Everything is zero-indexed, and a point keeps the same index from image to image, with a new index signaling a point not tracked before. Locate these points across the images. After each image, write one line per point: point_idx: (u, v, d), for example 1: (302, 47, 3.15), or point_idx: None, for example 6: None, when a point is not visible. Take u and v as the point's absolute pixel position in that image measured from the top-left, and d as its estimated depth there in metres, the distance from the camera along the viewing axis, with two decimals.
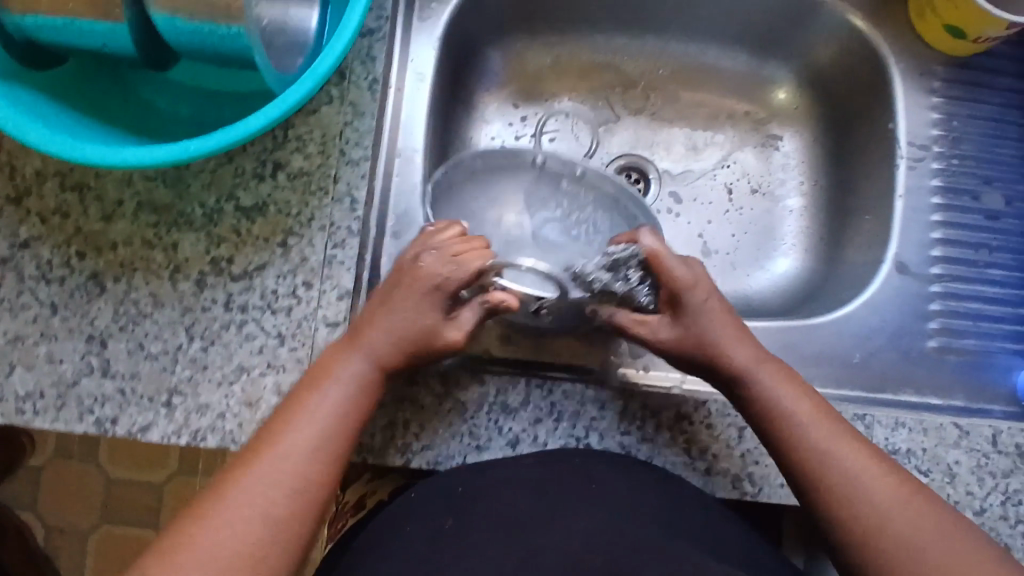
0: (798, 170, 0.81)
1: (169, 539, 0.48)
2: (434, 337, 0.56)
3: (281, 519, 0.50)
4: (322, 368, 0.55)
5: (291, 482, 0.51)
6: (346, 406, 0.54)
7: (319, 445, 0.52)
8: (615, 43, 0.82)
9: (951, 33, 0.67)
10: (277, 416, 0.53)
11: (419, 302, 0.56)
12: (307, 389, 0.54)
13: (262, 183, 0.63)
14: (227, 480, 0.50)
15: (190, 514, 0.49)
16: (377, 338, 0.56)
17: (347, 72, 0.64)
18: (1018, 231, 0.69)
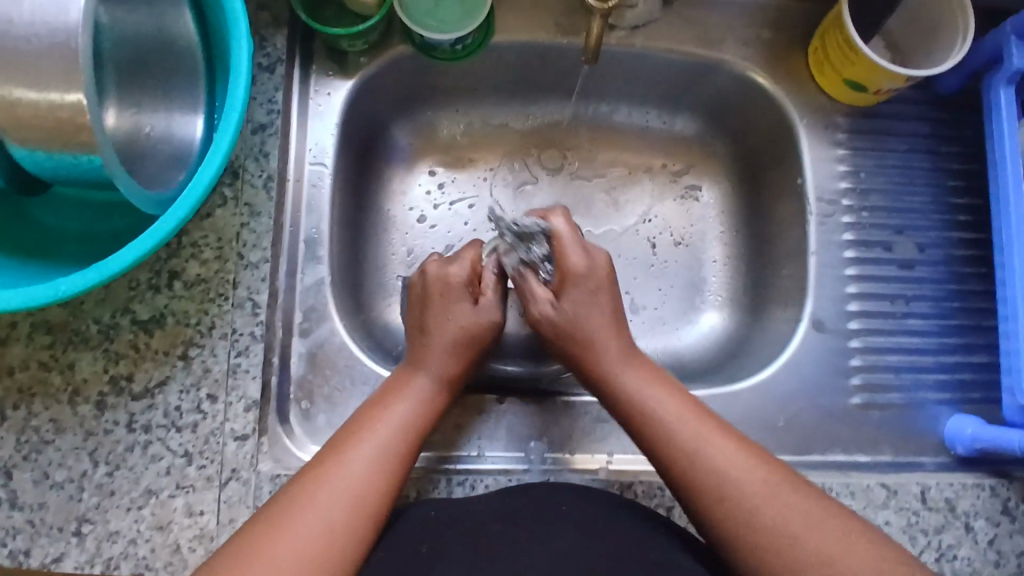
0: (720, 221, 0.81)
1: (246, 539, 0.50)
2: (475, 329, 0.63)
3: (339, 533, 0.51)
4: (392, 392, 0.60)
5: (351, 495, 0.52)
6: (411, 418, 0.58)
7: (380, 460, 0.55)
8: (528, 107, 0.81)
9: (851, 87, 0.67)
10: (337, 440, 0.56)
11: (451, 301, 0.64)
12: (372, 412, 0.58)
13: (158, 294, 0.61)
14: (286, 499, 0.52)
15: (255, 530, 0.50)
16: (438, 354, 0.62)
17: (240, 170, 0.62)
18: (933, 279, 0.69)
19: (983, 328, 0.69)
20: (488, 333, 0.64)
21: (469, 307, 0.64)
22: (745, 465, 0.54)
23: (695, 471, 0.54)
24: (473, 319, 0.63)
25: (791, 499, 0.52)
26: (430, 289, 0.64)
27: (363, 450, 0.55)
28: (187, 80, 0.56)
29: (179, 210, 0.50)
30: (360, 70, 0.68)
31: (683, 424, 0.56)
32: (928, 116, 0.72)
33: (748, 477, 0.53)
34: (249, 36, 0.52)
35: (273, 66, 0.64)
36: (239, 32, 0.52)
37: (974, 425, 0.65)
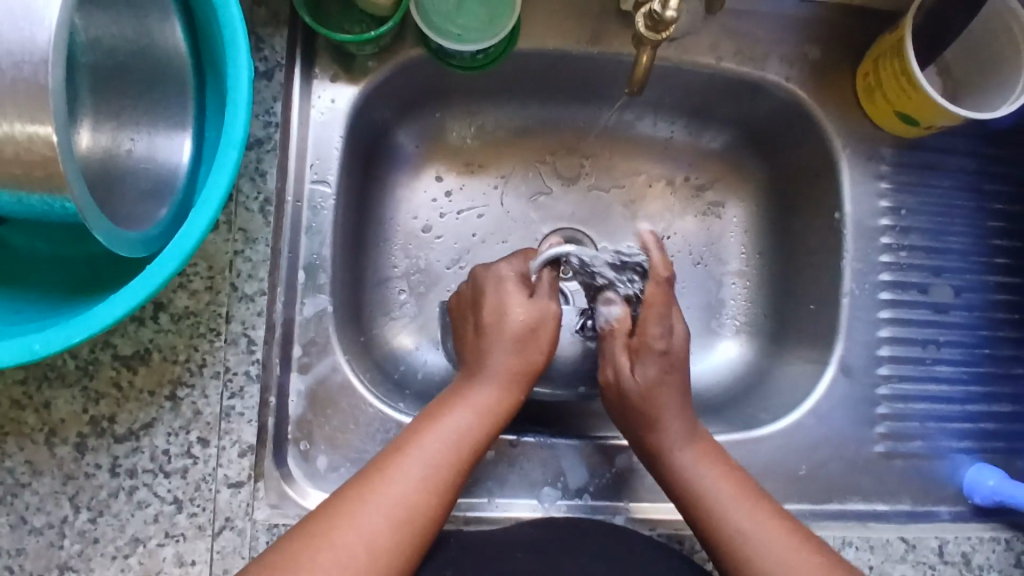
0: (743, 242, 0.76)
1: (281, 553, 0.48)
2: (532, 319, 0.59)
3: (383, 553, 0.49)
4: (452, 399, 0.57)
5: (399, 511, 0.50)
6: (466, 430, 0.55)
7: (433, 475, 0.52)
8: (546, 111, 0.74)
9: (901, 118, 0.63)
10: (389, 449, 0.54)
11: (509, 295, 0.60)
12: (429, 421, 0.55)
13: (142, 327, 0.55)
14: (329, 512, 0.50)
15: (299, 540, 0.48)
16: (499, 356, 0.58)
17: (233, 191, 0.56)
18: (965, 324, 0.67)
19: (1011, 376, 0.67)
20: (546, 326, 0.59)
21: (525, 299, 0.59)
22: (781, 539, 0.52)
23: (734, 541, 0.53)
24: (532, 315, 0.59)
25: (826, 574, 0.51)
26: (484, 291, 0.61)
27: (416, 463, 0.52)
28: (172, 99, 0.53)
29: (160, 271, 0.45)
30: (368, 75, 0.61)
31: (729, 496, 0.55)
32: (974, 150, 0.68)
33: (782, 551, 0.52)
34: (249, 56, 0.46)
35: (271, 73, 0.57)
36: (235, 56, 0.46)
37: (997, 478, 0.63)
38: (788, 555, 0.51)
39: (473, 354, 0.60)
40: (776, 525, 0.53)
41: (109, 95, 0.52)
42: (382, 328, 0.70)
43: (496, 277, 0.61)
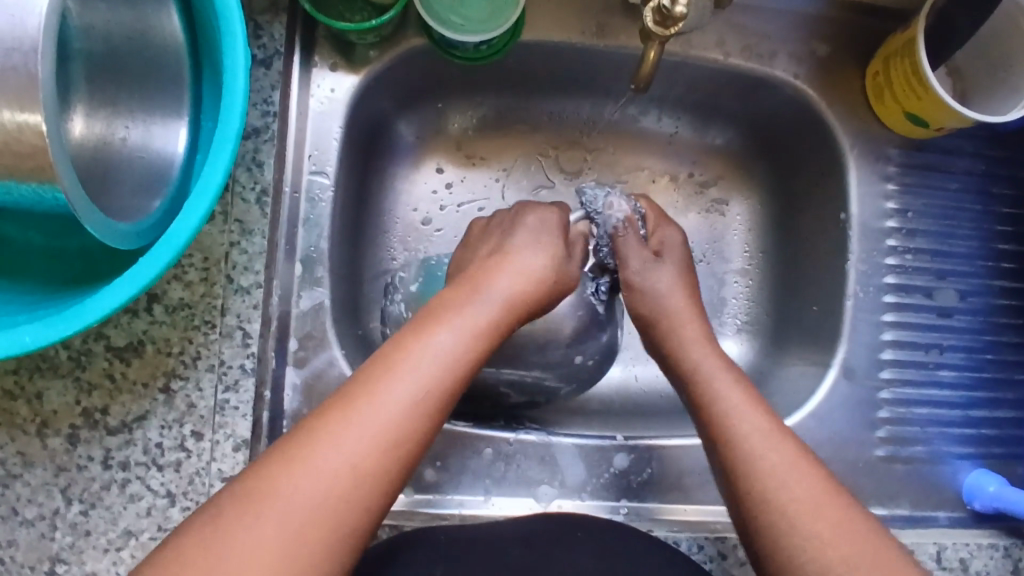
0: (746, 240, 0.75)
1: (257, 477, 0.44)
2: (549, 277, 0.58)
3: (365, 479, 0.45)
4: (442, 315, 0.52)
5: (383, 434, 0.46)
6: (458, 350, 0.50)
7: (426, 396, 0.48)
8: (549, 104, 0.73)
9: (910, 119, 0.63)
10: (374, 361, 0.49)
11: (534, 241, 0.60)
12: (416, 333, 0.51)
13: (136, 318, 0.55)
14: (306, 432, 0.46)
15: (269, 466, 0.44)
16: (498, 288, 0.55)
17: (230, 182, 0.55)
18: (969, 329, 0.66)
19: (1013, 382, 0.66)
20: (566, 281, 0.60)
21: (545, 252, 0.59)
22: (794, 467, 0.49)
23: (743, 470, 0.50)
24: (550, 264, 0.59)
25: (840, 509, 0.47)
26: (523, 223, 0.61)
27: (404, 380, 0.48)
28: (169, 88, 0.52)
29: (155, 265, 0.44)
30: (369, 65, 0.60)
31: (743, 415, 0.52)
32: (981, 152, 0.67)
33: (797, 480, 0.48)
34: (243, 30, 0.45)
35: (270, 61, 0.56)
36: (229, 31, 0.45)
37: (997, 484, 0.63)
38: (804, 484, 0.48)
39: (473, 274, 0.57)
40: (792, 454, 0.50)
41: (101, 80, 0.51)
42: (380, 321, 0.69)
43: (535, 219, 0.62)
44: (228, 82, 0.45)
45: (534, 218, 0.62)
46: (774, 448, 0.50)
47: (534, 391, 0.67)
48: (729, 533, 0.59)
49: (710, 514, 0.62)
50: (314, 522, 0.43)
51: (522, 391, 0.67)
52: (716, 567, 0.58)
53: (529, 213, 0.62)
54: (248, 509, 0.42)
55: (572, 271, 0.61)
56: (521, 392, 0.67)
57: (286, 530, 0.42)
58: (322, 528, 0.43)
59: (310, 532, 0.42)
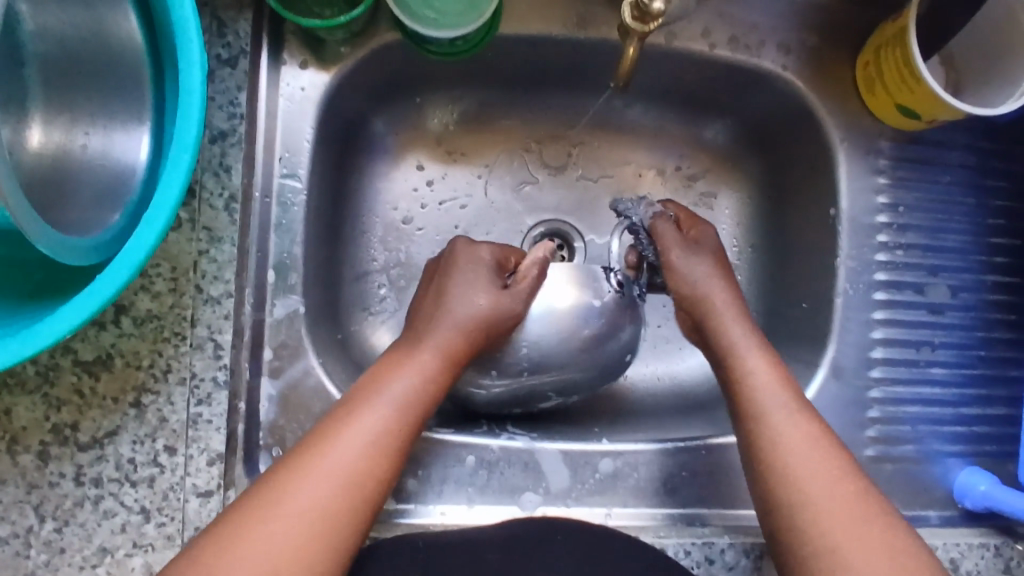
0: (735, 235, 0.73)
1: (238, 514, 0.47)
2: (496, 311, 0.58)
3: (337, 519, 0.48)
4: (397, 362, 0.55)
5: (349, 477, 0.49)
6: (413, 396, 0.53)
7: (378, 444, 0.51)
8: (532, 98, 0.71)
9: (902, 112, 0.61)
10: (339, 410, 0.52)
11: (471, 282, 0.59)
12: (375, 383, 0.54)
13: (103, 331, 0.53)
14: (283, 474, 0.49)
15: (248, 505, 0.47)
16: (440, 332, 0.56)
17: (196, 187, 0.53)
18: (961, 325, 0.65)
19: (1005, 379, 0.65)
20: (503, 322, 0.59)
21: (492, 288, 0.59)
22: (820, 462, 0.52)
23: (771, 464, 0.52)
24: (486, 315, 0.57)
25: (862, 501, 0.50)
26: (454, 268, 0.59)
27: (362, 428, 0.51)
28: (129, 92, 0.50)
29: (109, 287, 0.43)
30: (341, 62, 0.58)
31: (775, 402, 0.54)
32: (975, 144, 0.65)
33: (822, 473, 0.51)
34: (201, 42, 0.44)
35: (235, 60, 0.54)
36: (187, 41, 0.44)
37: (988, 483, 0.62)
38: (837, 492, 0.50)
39: (419, 319, 0.58)
40: (823, 457, 0.52)
41: (66, 89, 0.51)
42: (360, 324, 0.68)
43: (470, 254, 0.60)
44: (183, 108, 0.44)
45: (473, 251, 0.60)
46: (801, 440, 0.53)
47: (573, 390, 0.64)
48: (716, 537, 0.58)
49: (693, 516, 0.61)
50: (290, 560, 0.46)
51: (561, 392, 0.64)
52: (701, 572, 0.57)
53: (461, 252, 0.60)
54: (230, 546, 0.45)
55: (518, 300, 0.59)
56: (560, 393, 0.64)
57: (268, 566, 0.45)
58: (296, 565, 0.46)
59: (293, 567, 0.46)
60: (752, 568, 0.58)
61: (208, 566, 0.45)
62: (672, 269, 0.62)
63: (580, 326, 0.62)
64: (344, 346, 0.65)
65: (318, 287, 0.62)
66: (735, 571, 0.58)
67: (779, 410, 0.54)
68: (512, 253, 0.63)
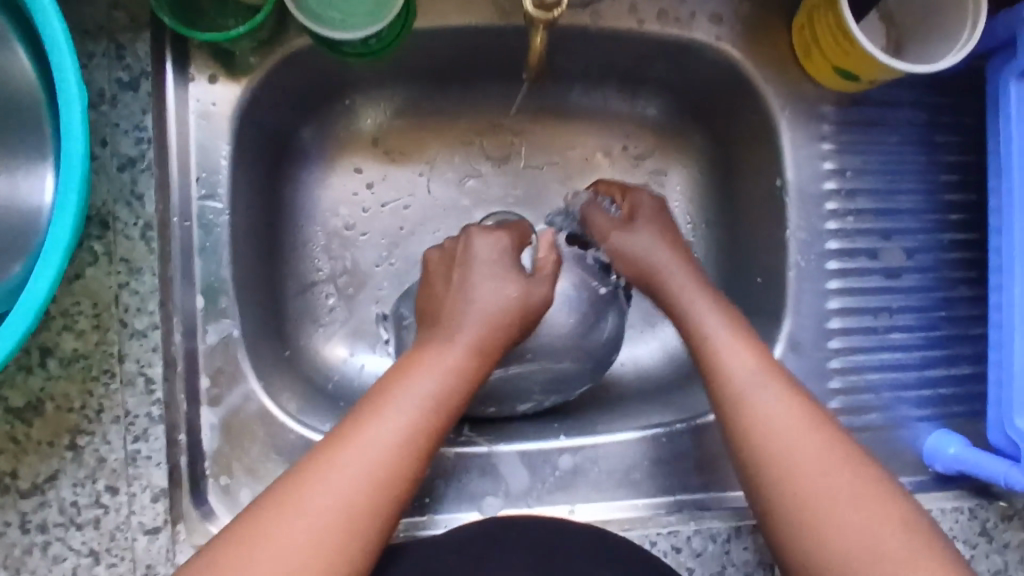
0: (688, 211, 0.71)
1: (253, 522, 0.44)
2: (527, 302, 0.54)
3: (360, 520, 0.45)
4: (423, 355, 0.51)
5: (374, 476, 0.46)
6: (443, 394, 0.49)
7: (408, 441, 0.47)
8: (466, 89, 0.68)
9: (841, 75, 0.59)
10: (361, 404, 0.49)
11: (496, 273, 0.55)
12: (399, 374, 0.50)
13: (31, 375, 0.51)
14: (301, 473, 0.46)
15: (264, 505, 0.45)
16: (470, 327, 0.53)
17: (110, 219, 0.51)
18: (920, 287, 0.63)
19: (970, 338, 0.64)
20: (537, 312, 0.55)
21: (519, 277, 0.55)
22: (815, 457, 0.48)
23: (760, 454, 0.49)
24: (513, 299, 0.54)
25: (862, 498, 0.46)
26: (473, 252, 0.56)
27: (388, 423, 0.47)
28: (26, 131, 0.48)
29: (11, 337, 0.43)
30: (251, 73, 0.56)
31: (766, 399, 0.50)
32: (923, 100, 0.63)
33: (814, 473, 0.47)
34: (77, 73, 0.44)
35: (137, 83, 0.52)
36: (66, 87, 0.44)
37: (958, 445, 0.61)
38: (835, 485, 0.47)
39: (445, 313, 0.54)
40: (823, 446, 0.48)
41: None
42: (310, 338, 0.66)
43: (485, 245, 0.56)
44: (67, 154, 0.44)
45: (486, 241, 0.56)
46: (789, 437, 0.49)
47: (558, 387, 0.63)
48: (682, 525, 0.57)
49: (658, 504, 0.59)
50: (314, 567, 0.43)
51: (546, 388, 0.63)
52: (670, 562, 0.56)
53: (477, 241, 0.56)
54: (245, 553, 0.43)
55: (546, 287, 0.56)
56: (544, 390, 0.63)
57: (286, 568, 0.42)
58: (320, 572, 0.43)
59: (311, 570, 0.43)
60: (721, 553, 0.57)
61: (227, 567, 0.42)
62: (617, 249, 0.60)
63: (568, 312, 0.61)
64: (292, 363, 0.63)
65: (257, 306, 0.60)
66: (703, 557, 0.57)
67: (769, 405, 0.50)
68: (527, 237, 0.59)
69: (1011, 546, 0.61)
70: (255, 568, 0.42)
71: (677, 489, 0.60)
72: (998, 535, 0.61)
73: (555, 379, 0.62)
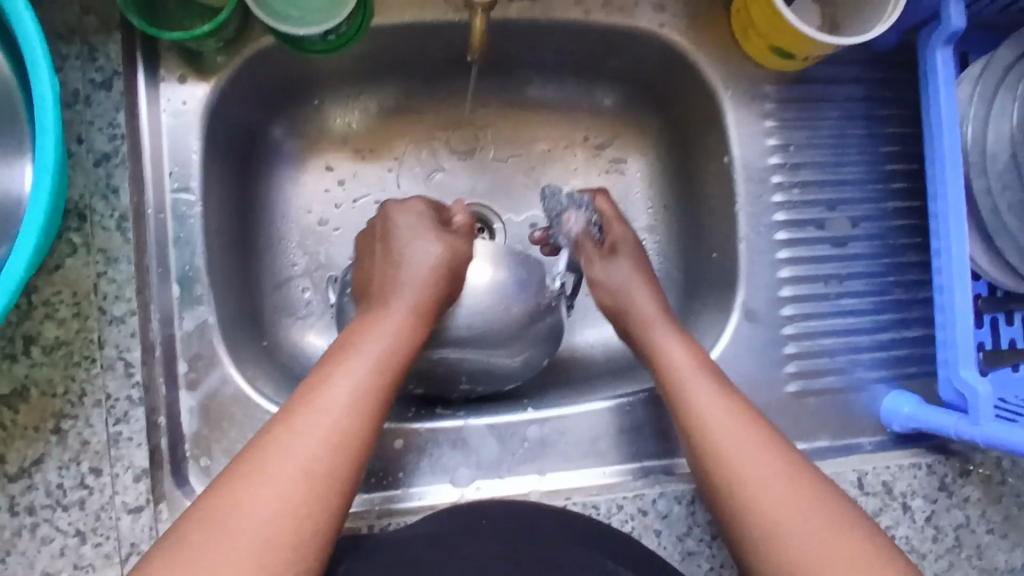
0: (648, 195, 0.75)
1: (217, 496, 0.45)
2: (455, 260, 0.58)
3: (321, 479, 0.46)
4: (364, 327, 0.54)
5: (331, 439, 0.47)
6: (385, 357, 0.52)
7: (357, 404, 0.49)
8: (430, 86, 0.72)
9: (778, 54, 0.62)
10: (309, 378, 0.50)
11: (421, 235, 0.58)
12: (345, 347, 0.52)
13: (15, 364, 0.53)
14: (260, 444, 0.47)
15: (231, 482, 0.45)
16: (404, 292, 0.55)
17: (87, 212, 0.55)
18: (868, 254, 0.66)
19: (920, 301, 0.66)
20: (461, 266, 0.58)
21: (437, 234, 0.58)
22: (758, 451, 0.51)
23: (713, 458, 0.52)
24: (446, 254, 0.57)
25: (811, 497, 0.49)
26: (394, 224, 0.59)
27: (338, 388, 0.49)
28: (7, 127, 0.53)
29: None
30: (219, 72, 0.60)
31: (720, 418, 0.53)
32: (862, 76, 0.67)
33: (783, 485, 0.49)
34: (49, 63, 0.47)
35: (109, 83, 0.56)
36: (39, 79, 0.47)
37: (912, 405, 0.63)
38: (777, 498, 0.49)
39: (381, 285, 0.57)
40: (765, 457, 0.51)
41: None
42: (288, 329, 0.68)
43: (405, 215, 0.59)
44: (40, 141, 0.47)
45: (404, 215, 0.59)
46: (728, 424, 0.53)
47: (485, 378, 0.64)
48: (647, 488, 0.59)
49: (623, 473, 0.62)
50: (283, 527, 0.44)
51: (473, 377, 0.63)
52: (637, 525, 0.58)
53: (396, 215, 0.59)
54: (216, 520, 0.44)
55: (467, 242, 0.59)
56: (471, 379, 0.63)
57: (254, 536, 0.43)
58: (293, 530, 0.44)
59: (281, 528, 0.44)
60: (686, 513, 0.59)
61: (197, 543, 0.43)
62: (594, 281, 0.63)
63: (507, 302, 0.60)
64: (269, 352, 0.65)
65: (233, 297, 0.63)
66: (669, 519, 0.59)
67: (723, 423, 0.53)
68: (445, 209, 0.62)
69: (971, 501, 0.62)
70: (225, 541, 0.43)
71: (643, 456, 0.62)
72: (957, 490, 0.62)
73: (486, 370, 0.63)
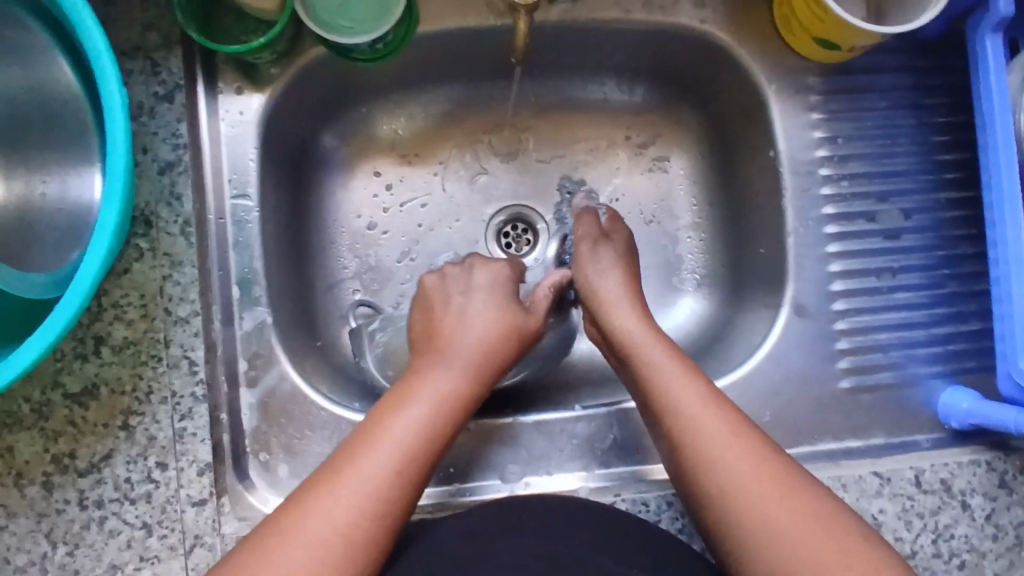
0: (691, 193, 0.75)
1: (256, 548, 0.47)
2: (498, 319, 0.60)
3: (355, 541, 0.47)
4: (409, 386, 0.55)
5: (364, 499, 0.48)
6: (424, 419, 0.53)
7: (398, 465, 0.50)
8: (473, 90, 0.73)
9: (823, 45, 0.62)
10: (355, 437, 0.52)
11: (466, 297, 0.61)
12: (387, 407, 0.54)
13: (86, 363, 0.56)
14: (299, 499, 0.49)
15: (264, 533, 0.48)
16: (452, 355, 0.57)
17: (152, 218, 0.58)
18: (922, 247, 0.64)
19: (977, 293, 0.65)
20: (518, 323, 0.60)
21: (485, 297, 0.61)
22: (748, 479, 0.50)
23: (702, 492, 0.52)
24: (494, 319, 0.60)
25: (817, 530, 0.48)
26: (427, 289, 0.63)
27: (377, 450, 0.51)
28: (76, 139, 0.57)
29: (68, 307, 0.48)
30: (272, 82, 0.62)
31: (712, 443, 0.52)
32: (910, 65, 0.66)
33: (776, 502, 0.49)
34: (117, 75, 0.50)
35: (171, 95, 0.59)
36: (108, 92, 0.50)
37: (970, 400, 0.61)
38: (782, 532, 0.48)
39: (427, 344, 0.59)
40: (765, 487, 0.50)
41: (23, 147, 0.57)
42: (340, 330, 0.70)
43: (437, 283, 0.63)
44: (111, 148, 0.50)
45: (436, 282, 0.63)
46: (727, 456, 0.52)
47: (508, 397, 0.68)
48: None
49: None
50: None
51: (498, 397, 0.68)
52: (687, 523, 0.58)
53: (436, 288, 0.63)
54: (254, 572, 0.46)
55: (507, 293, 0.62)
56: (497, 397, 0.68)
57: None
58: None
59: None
60: None
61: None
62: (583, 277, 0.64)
63: None
64: (323, 352, 0.67)
65: (287, 299, 0.65)
66: None
67: (712, 450, 0.52)
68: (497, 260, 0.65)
69: None
70: None
71: None
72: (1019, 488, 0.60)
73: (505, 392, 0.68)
